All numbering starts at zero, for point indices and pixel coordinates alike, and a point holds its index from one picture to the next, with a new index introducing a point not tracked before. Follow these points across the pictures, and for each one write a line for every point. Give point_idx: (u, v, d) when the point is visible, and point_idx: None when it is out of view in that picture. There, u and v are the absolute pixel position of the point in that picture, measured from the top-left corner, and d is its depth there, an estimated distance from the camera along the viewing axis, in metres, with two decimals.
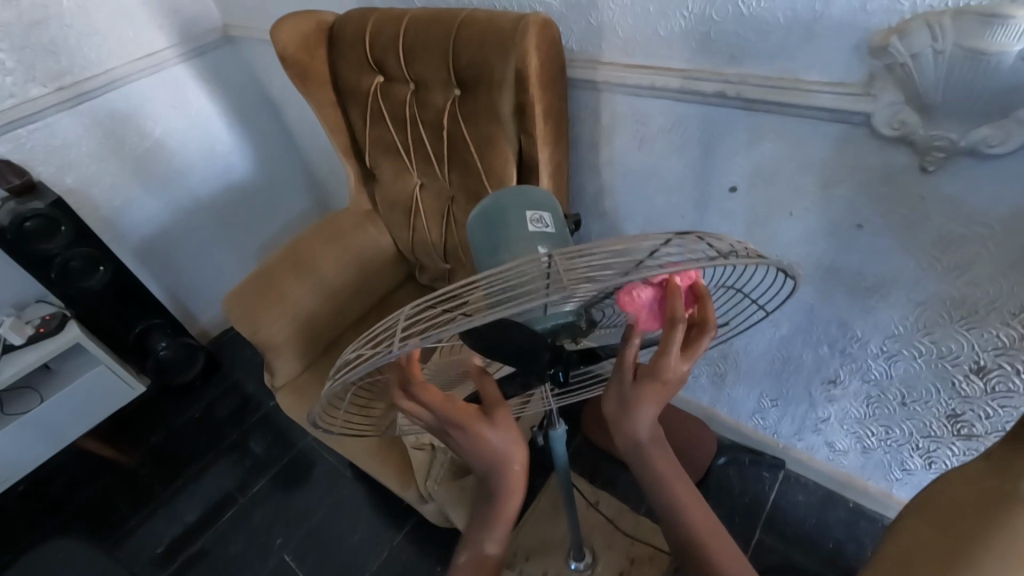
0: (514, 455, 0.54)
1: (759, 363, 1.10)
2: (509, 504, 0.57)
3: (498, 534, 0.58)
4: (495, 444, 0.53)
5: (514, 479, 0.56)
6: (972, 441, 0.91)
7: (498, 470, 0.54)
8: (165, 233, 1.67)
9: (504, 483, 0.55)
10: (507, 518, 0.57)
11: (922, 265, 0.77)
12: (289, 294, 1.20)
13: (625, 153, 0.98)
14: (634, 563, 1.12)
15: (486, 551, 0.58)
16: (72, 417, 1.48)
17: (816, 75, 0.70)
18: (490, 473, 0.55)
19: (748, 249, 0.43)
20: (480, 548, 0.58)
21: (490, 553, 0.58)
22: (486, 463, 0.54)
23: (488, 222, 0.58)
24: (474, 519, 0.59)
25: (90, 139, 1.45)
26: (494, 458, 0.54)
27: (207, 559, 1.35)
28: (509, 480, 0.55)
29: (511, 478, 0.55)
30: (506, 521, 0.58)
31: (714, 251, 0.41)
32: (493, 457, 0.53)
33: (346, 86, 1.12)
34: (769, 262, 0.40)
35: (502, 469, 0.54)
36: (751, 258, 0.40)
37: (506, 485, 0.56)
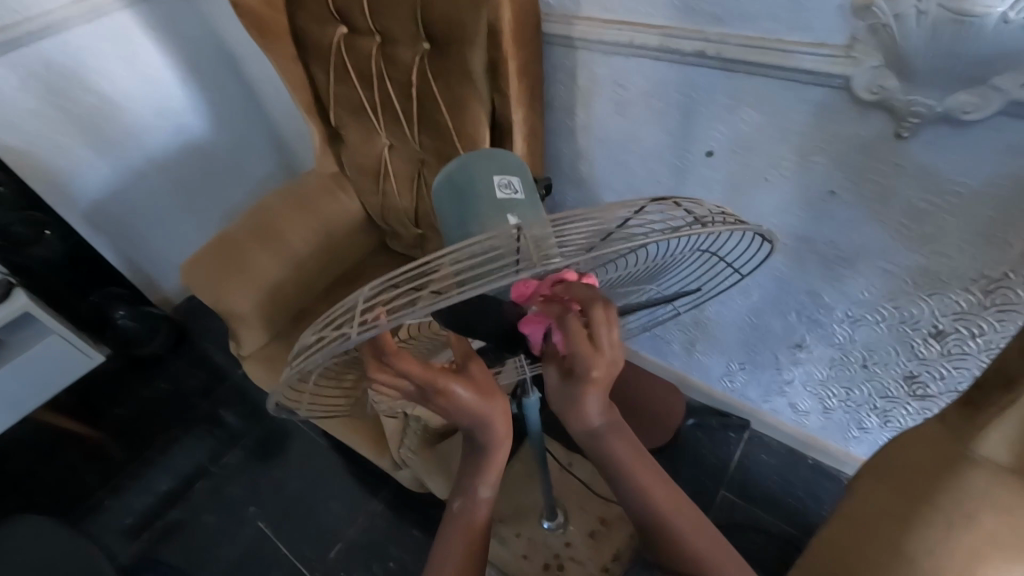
0: (495, 409, 0.54)
1: (729, 329, 1.12)
2: (498, 454, 0.58)
3: (490, 480, 0.60)
4: (478, 404, 0.52)
5: (500, 433, 0.56)
6: (927, 401, 0.96)
7: (482, 423, 0.54)
8: (117, 196, 1.58)
9: (489, 436, 0.56)
10: (498, 464, 0.59)
11: (890, 234, 0.78)
12: (253, 263, 1.15)
13: (601, 116, 0.95)
14: (606, 523, 1.16)
15: (480, 496, 0.61)
16: (28, 389, 1.41)
17: (796, 37, 0.68)
18: (473, 428, 0.55)
19: (725, 213, 0.43)
20: (475, 493, 0.61)
21: (482, 496, 0.61)
22: (468, 419, 0.54)
23: (455, 188, 0.55)
24: (466, 468, 0.61)
25: (27, 94, 1.34)
26: (478, 414, 0.53)
27: (181, 529, 1.34)
28: (495, 432, 0.56)
29: (495, 430, 0.55)
30: (497, 467, 0.60)
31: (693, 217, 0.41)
32: (475, 413, 0.52)
33: (307, 39, 1.05)
34: (747, 226, 0.40)
35: (485, 424, 0.54)
36: (729, 222, 0.40)
37: (491, 438, 0.56)
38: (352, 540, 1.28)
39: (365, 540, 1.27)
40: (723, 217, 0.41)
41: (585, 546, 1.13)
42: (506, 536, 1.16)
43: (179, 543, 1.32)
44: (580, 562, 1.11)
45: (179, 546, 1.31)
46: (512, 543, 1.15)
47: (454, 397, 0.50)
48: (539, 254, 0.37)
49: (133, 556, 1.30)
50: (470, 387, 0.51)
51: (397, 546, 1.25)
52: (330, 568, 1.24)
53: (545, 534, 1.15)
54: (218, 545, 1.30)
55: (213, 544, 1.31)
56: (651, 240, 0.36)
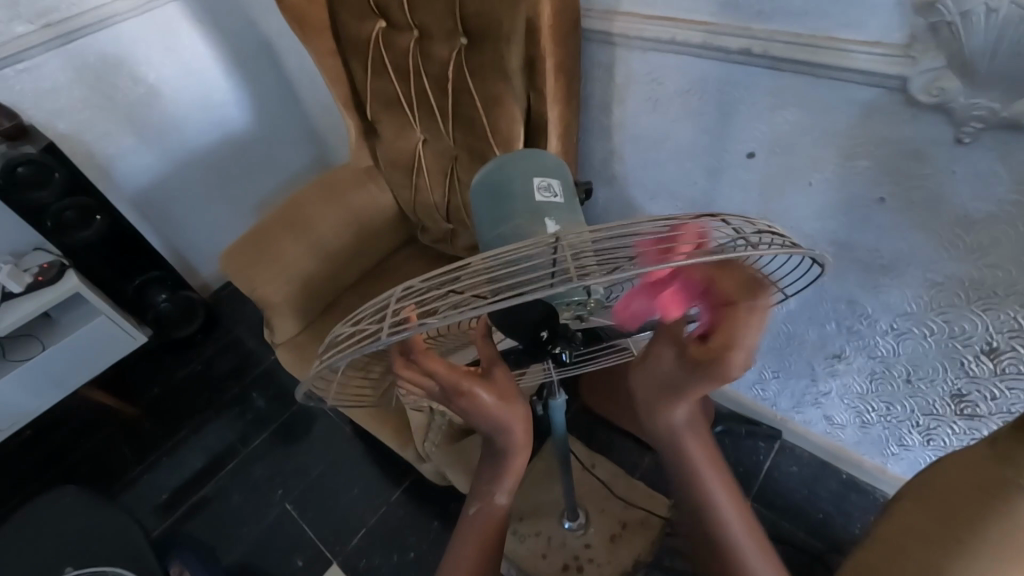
0: (516, 416, 0.53)
1: (763, 336, 1.08)
2: (515, 461, 0.59)
3: (506, 486, 0.60)
4: (500, 408, 0.52)
5: (520, 438, 0.56)
6: (974, 421, 0.91)
7: (502, 429, 0.54)
8: (162, 184, 1.64)
9: (509, 441, 0.56)
10: (516, 470, 0.59)
11: (942, 244, 0.74)
12: (287, 251, 1.18)
13: (637, 114, 0.93)
14: (626, 527, 1.14)
15: (495, 502, 0.60)
16: (75, 364, 1.49)
17: (850, 34, 0.65)
18: (493, 432, 0.55)
19: (775, 234, 0.41)
20: (492, 499, 0.60)
21: (498, 502, 0.60)
22: (489, 424, 0.53)
23: (495, 189, 0.55)
24: (484, 471, 0.61)
25: (82, 83, 1.40)
26: (498, 419, 0.53)
27: (211, 506, 1.39)
28: (514, 438, 0.56)
29: (515, 435, 0.55)
30: (515, 473, 0.60)
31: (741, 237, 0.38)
32: (496, 419, 0.52)
33: (345, 33, 1.06)
34: (804, 249, 0.37)
35: (505, 429, 0.54)
36: (782, 245, 0.38)
37: (510, 442, 0.56)
38: (373, 528, 1.30)
39: (385, 528, 1.29)
40: (774, 240, 0.39)
41: (604, 549, 1.12)
42: (525, 534, 1.16)
43: (209, 519, 1.37)
44: (599, 564, 1.10)
45: (209, 522, 1.36)
46: (531, 541, 1.15)
47: (476, 400, 0.50)
48: (574, 265, 0.36)
49: (166, 529, 1.36)
50: (492, 391, 0.51)
51: (416, 536, 1.27)
52: (351, 554, 1.27)
53: (564, 534, 1.14)
54: (246, 524, 1.35)
55: (241, 523, 1.35)
56: (696, 257, 0.34)
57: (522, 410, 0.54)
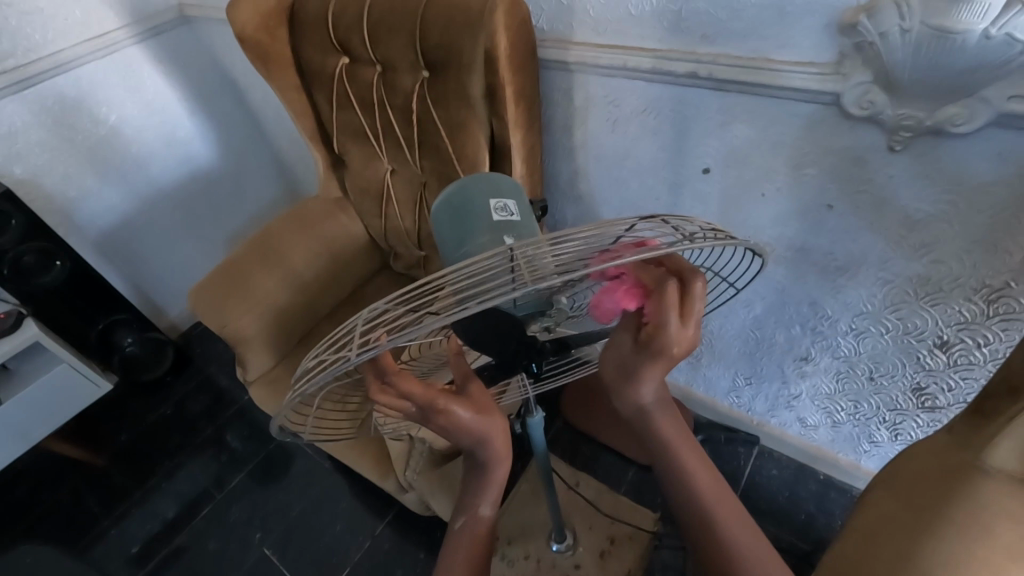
0: (495, 428, 0.53)
1: (734, 342, 1.12)
2: (499, 471, 0.58)
3: (491, 498, 0.59)
4: (478, 422, 0.52)
5: (501, 450, 0.55)
6: (935, 413, 0.95)
7: (483, 442, 0.54)
8: (125, 224, 1.61)
9: (490, 454, 0.55)
10: (499, 482, 0.59)
11: (888, 244, 0.79)
12: (258, 286, 1.16)
13: (598, 136, 0.97)
14: (615, 542, 1.14)
15: (482, 514, 0.60)
16: (36, 416, 1.42)
17: (786, 54, 0.69)
18: (474, 447, 0.55)
19: (716, 229, 0.43)
20: (477, 512, 0.59)
21: (485, 514, 0.60)
22: (470, 439, 0.53)
23: (452, 211, 0.56)
24: (469, 484, 0.60)
25: (39, 127, 1.37)
26: (478, 434, 0.52)
27: (185, 557, 1.33)
28: (496, 450, 0.55)
29: (496, 448, 0.54)
30: (497, 484, 0.59)
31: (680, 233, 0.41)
32: (476, 433, 0.52)
33: (310, 69, 1.08)
34: (737, 241, 0.40)
35: (486, 443, 0.54)
36: (718, 238, 0.40)
37: (491, 456, 0.56)
38: (358, 565, 1.26)
39: (371, 565, 1.25)
40: (712, 233, 0.41)
41: (595, 567, 1.11)
42: (514, 558, 1.14)
43: (184, 570, 1.31)
44: None
45: (184, 574, 1.30)
46: (521, 565, 1.13)
47: (454, 417, 0.50)
48: (531, 274, 0.38)
49: None
50: (470, 406, 0.51)
51: (403, 570, 1.24)
52: None
53: (553, 555, 1.13)
54: (223, 572, 1.29)
55: (218, 571, 1.29)
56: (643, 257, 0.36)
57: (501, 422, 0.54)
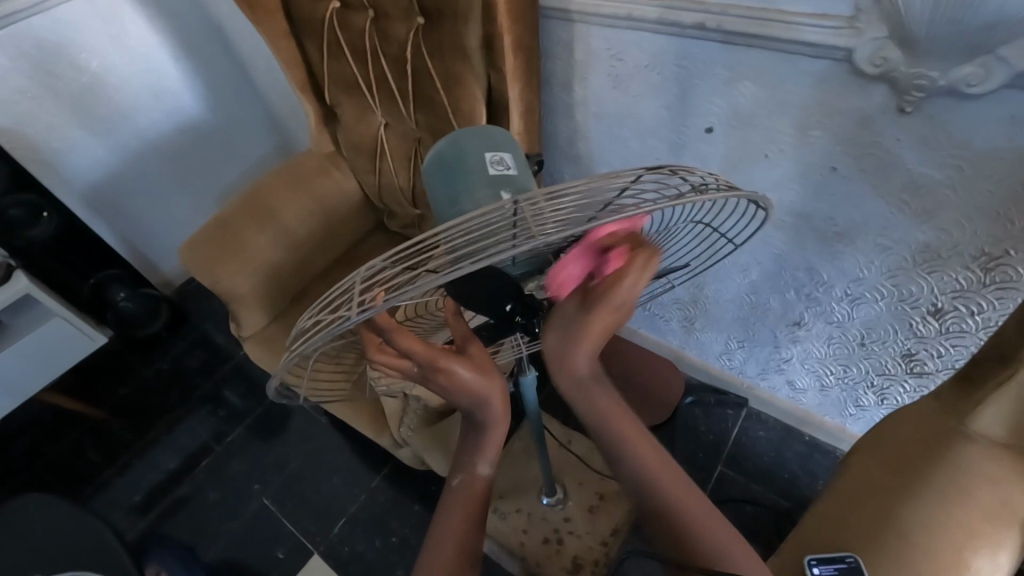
0: (494, 388, 0.53)
1: (728, 307, 1.12)
2: (496, 430, 0.58)
3: (490, 456, 0.60)
4: (477, 382, 0.51)
5: (499, 410, 0.55)
6: (924, 378, 0.96)
7: (483, 403, 0.54)
8: (112, 177, 1.57)
9: (487, 414, 0.55)
10: (496, 441, 0.59)
11: (891, 209, 0.77)
12: (250, 244, 1.15)
13: (599, 92, 0.93)
14: (604, 498, 1.18)
15: (478, 473, 0.60)
16: (32, 371, 1.43)
17: (800, 6, 0.66)
18: (471, 407, 0.54)
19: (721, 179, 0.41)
20: (474, 469, 0.60)
21: (481, 473, 0.61)
22: (468, 399, 0.53)
23: (446, 165, 0.55)
24: (466, 443, 0.61)
25: (18, 73, 1.32)
26: (477, 394, 0.52)
27: (188, 506, 1.37)
28: (493, 411, 0.55)
29: (493, 409, 0.54)
30: (495, 444, 0.60)
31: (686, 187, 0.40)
32: (475, 392, 0.52)
33: (299, 14, 1.02)
34: (744, 192, 0.38)
35: (486, 402, 0.53)
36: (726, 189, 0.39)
37: (489, 417, 0.56)
38: (355, 515, 1.30)
39: (367, 515, 1.30)
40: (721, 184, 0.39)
41: (583, 520, 1.15)
42: (505, 511, 1.18)
43: (186, 518, 1.35)
44: (579, 536, 1.14)
45: (187, 522, 1.34)
46: (511, 518, 1.17)
47: (454, 376, 0.49)
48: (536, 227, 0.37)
49: (142, 531, 1.34)
50: (469, 364, 0.50)
51: (399, 521, 1.28)
52: (334, 543, 1.27)
53: (544, 509, 1.17)
54: (224, 521, 1.33)
55: (219, 520, 1.34)
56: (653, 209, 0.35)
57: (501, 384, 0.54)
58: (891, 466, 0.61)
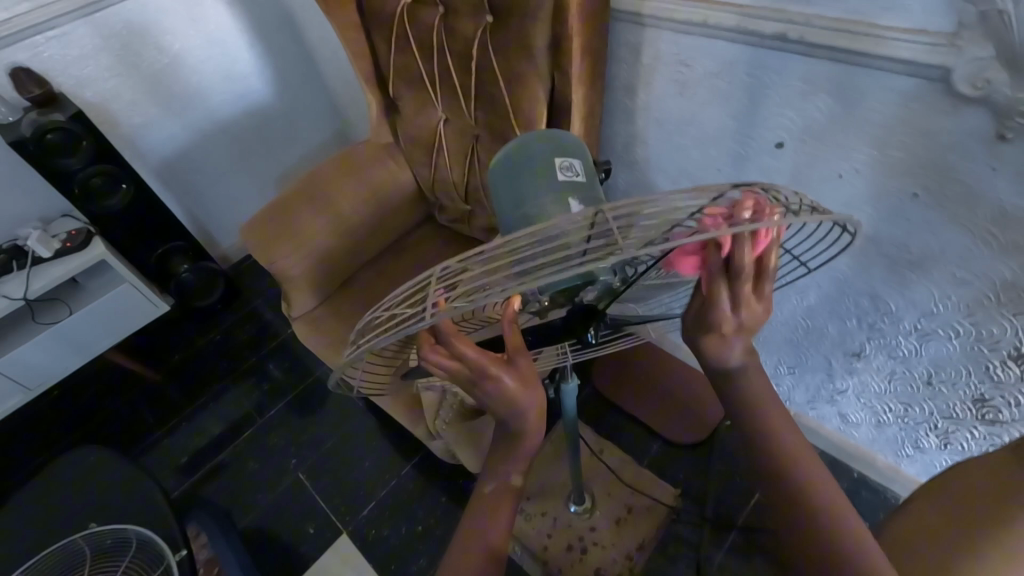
0: (533, 403, 0.51)
1: (780, 329, 1.07)
2: (530, 442, 0.57)
3: (522, 467, 0.59)
4: (521, 397, 0.49)
5: (535, 425, 0.54)
6: (995, 427, 0.89)
7: (518, 416, 0.51)
8: (184, 154, 1.66)
9: (523, 428, 0.53)
10: (528, 453, 0.58)
11: (974, 242, 0.71)
12: (306, 228, 1.19)
13: (663, 97, 0.91)
14: (632, 512, 1.15)
15: (510, 482, 0.59)
16: (98, 331, 1.52)
17: (895, 19, 0.62)
18: (507, 419, 0.52)
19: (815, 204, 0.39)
20: (506, 479, 0.59)
21: (514, 483, 0.59)
22: (508, 412, 0.51)
23: (513, 165, 0.54)
24: (496, 452, 0.59)
25: (108, 52, 1.41)
26: (517, 408, 0.50)
27: (227, 472, 1.43)
28: (528, 424, 0.53)
29: (531, 424, 0.52)
30: (526, 455, 0.58)
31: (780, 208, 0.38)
32: (517, 406, 0.50)
33: (370, 7, 1.04)
34: (841, 216, 0.36)
35: (523, 416, 0.51)
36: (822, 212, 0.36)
37: (524, 428, 0.54)
38: (383, 500, 1.33)
39: (395, 500, 1.33)
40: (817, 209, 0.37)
41: (609, 532, 1.13)
42: (531, 513, 1.18)
43: (225, 484, 1.41)
44: (603, 548, 1.12)
45: (226, 487, 1.41)
46: (536, 521, 1.16)
47: (499, 386, 0.48)
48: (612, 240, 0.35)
49: (185, 491, 1.41)
50: (517, 377, 0.48)
51: (424, 509, 1.30)
52: (361, 524, 1.30)
53: (570, 516, 1.16)
54: (260, 490, 1.39)
55: (256, 489, 1.39)
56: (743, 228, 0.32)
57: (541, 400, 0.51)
58: (967, 501, 0.53)
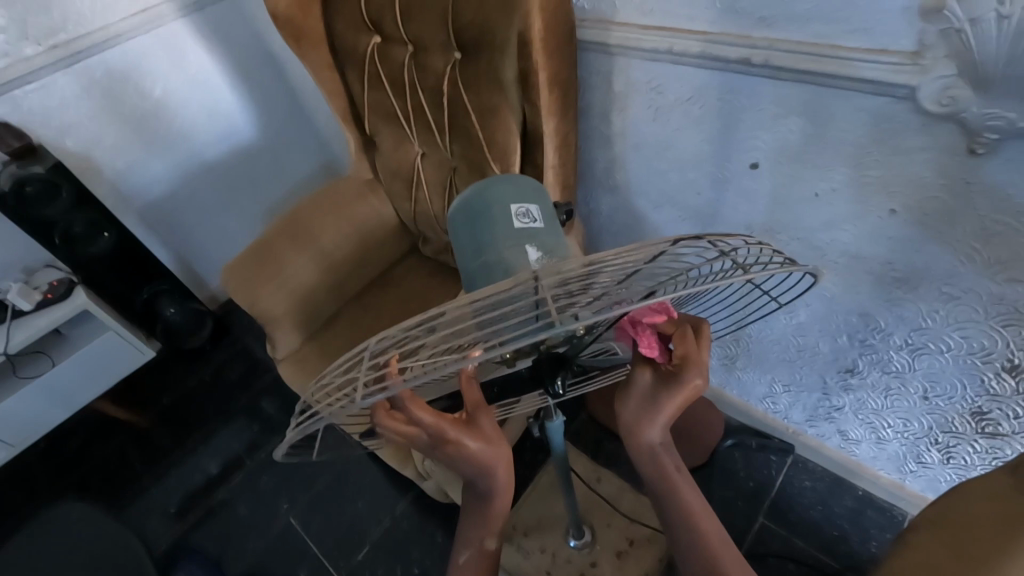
0: (500, 459, 0.52)
1: (773, 347, 1.05)
2: (501, 503, 0.57)
3: (495, 530, 0.59)
4: (486, 457, 0.51)
5: (504, 482, 0.54)
6: (997, 440, 0.87)
7: (486, 474, 0.53)
8: (168, 197, 1.65)
9: (492, 485, 0.54)
10: (499, 514, 0.58)
11: (959, 256, 0.70)
12: (288, 268, 1.18)
13: (637, 124, 0.90)
14: (633, 543, 1.12)
15: (487, 547, 0.60)
16: (82, 380, 1.49)
17: (855, 41, 0.62)
18: (476, 478, 0.54)
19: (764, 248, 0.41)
20: (481, 544, 0.60)
21: (489, 547, 0.60)
22: (474, 470, 0.52)
23: (475, 215, 0.58)
24: (470, 518, 0.59)
25: (89, 102, 1.41)
26: (484, 466, 0.51)
27: (218, 519, 1.39)
28: (499, 482, 0.54)
29: (498, 481, 0.53)
30: (500, 516, 0.59)
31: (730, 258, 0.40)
32: (482, 465, 0.51)
33: (343, 48, 1.05)
34: (795, 269, 0.38)
35: (490, 474, 0.53)
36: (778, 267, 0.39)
37: (493, 486, 0.54)
38: (378, 542, 1.29)
39: (391, 542, 1.29)
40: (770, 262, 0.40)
41: (611, 566, 1.10)
42: (530, 550, 1.14)
43: (216, 533, 1.37)
44: None
45: (216, 536, 1.36)
46: (536, 558, 1.13)
47: (461, 447, 0.49)
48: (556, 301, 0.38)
49: (175, 541, 1.37)
50: (480, 438, 0.50)
51: (421, 550, 1.26)
52: (356, 569, 1.26)
53: (570, 551, 1.12)
54: (251, 537, 1.35)
55: (247, 535, 1.35)
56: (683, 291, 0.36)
57: (508, 458, 0.53)
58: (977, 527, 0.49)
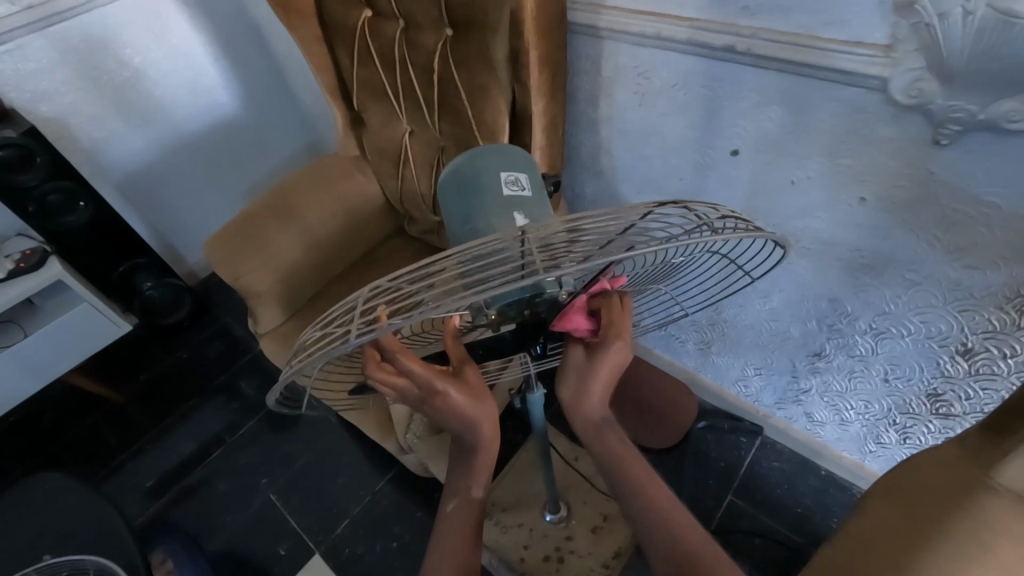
0: (484, 412, 0.54)
1: (746, 332, 1.09)
2: (485, 453, 0.60)
3: (480, 480, 0.62)
4: (471, 409, 0.53)
5: (488, 434, 0.57)
6: (949, 420, 0.92)
7: (471, 426, 0.55)
8: (146, 169, 1.62)
9: (477, 435, 0.57)
10: (484, 464, 0.61)
11: (922, 243, 0.74)
12: (272, 242, 1.17)
13: (624, 109, 0.92)
14: (607, 519, 1.16)
15: (473, 496, 0.62)
16: (55, 353, 1.46)
17: (833, 33, 0.64)
18: (461, 429, 0.56)
19: (739, 218, 0.44)
20: (469, 494, 0.62)
21: (476, 496, 0.62)
22: (460, 422, 0.54)
23: (464, 183, 0.59)
24: (457, 468, 0.62)
25: (65, 67, 1.37)
26: (470, 417, 0.54)
27: (196, 495, 1.38)
28: (484, 433, 0.57)
29: (482, 430, 0.56)
30: (485, 465, 0.62)
31: (708, 225, 0.42)
32: (467, 417, 0.53)
33: (332, 21, 1.04)
34: (763, 233, 0.41)
35: (475, 425, 0.55)
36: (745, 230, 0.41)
37: (478, 437, 0.57)
38: (358, 517, 1.30)
39: (371, 518, 1.30)
40: (738, 223, 0.42)
41: (586, 541, 1.13)
42: (508, 525, 1.17)
43: (194, 509, 1.36)
44: (581, 557, 1.12)
45: (194, 511, 1.36)
46: (514, 533, 1.16)
47: (447, 399, 0.51)
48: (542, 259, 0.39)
49: (152, 516, 1.36)
50: (464, 390, 0.52)
51: (401, 525, 1.28)
52: (336, 543, 1.28)
53: (546, 526, 1.16)
54: (230, 512, 1.35)
55: (226, 510, 1.35)
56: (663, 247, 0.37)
57: (492, 409, 0.56)
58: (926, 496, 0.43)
